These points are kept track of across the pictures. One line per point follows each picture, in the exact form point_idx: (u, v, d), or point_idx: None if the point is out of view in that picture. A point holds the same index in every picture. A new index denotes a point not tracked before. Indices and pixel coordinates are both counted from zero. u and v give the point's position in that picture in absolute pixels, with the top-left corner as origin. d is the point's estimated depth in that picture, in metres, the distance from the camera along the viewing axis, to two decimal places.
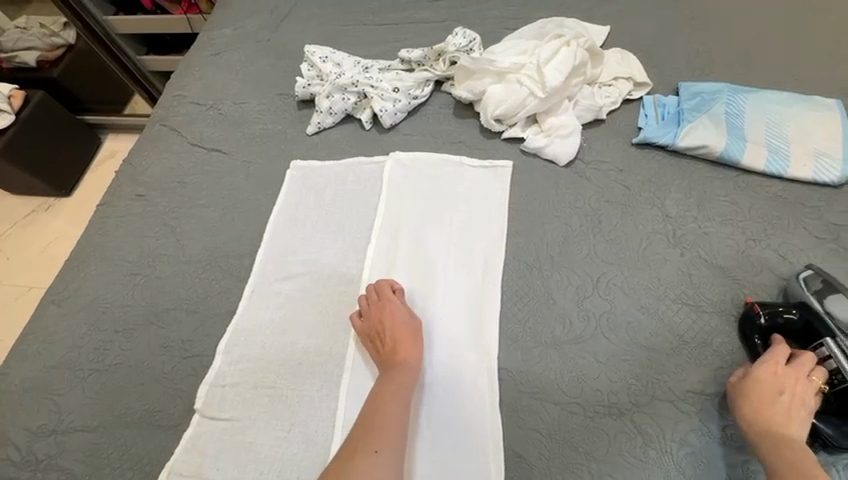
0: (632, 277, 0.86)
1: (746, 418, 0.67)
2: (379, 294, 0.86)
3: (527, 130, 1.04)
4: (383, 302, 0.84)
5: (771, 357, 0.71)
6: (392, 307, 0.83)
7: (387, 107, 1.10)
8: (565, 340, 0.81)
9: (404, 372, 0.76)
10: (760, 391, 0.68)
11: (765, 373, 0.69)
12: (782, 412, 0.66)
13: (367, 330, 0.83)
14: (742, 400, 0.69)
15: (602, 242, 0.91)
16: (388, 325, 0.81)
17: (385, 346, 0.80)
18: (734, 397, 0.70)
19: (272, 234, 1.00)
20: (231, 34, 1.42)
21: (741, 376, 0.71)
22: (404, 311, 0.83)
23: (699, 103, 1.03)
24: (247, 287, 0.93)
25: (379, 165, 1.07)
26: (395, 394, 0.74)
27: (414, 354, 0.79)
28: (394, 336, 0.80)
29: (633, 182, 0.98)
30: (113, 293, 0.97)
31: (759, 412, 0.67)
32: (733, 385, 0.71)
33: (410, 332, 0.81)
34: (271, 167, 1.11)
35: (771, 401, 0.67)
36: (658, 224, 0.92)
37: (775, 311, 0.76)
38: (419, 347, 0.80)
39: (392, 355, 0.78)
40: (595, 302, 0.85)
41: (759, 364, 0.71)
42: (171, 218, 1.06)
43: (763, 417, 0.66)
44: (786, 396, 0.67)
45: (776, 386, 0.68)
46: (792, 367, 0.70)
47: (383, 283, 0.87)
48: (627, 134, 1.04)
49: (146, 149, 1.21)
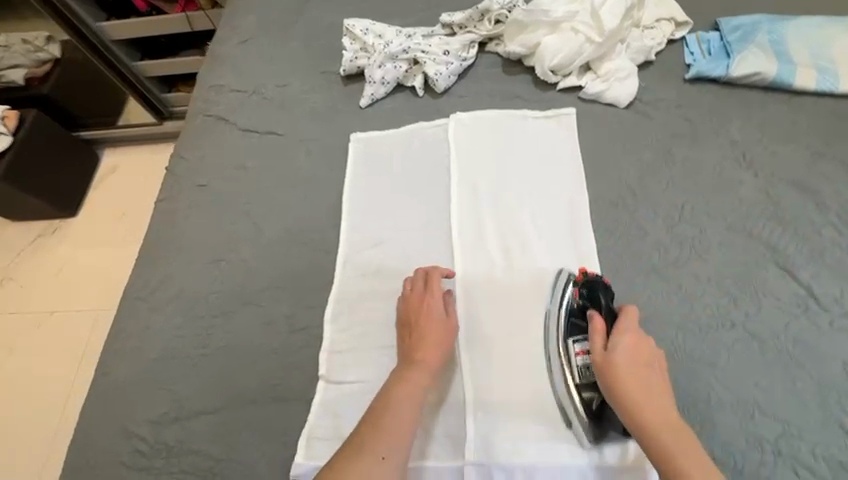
0: (714, 201, 0.90)
1: (620, 391, 0.67)
2: (421, 284, 0.84)
3: (583, 78, 1.07)
4: (424, 297, 0.83)
5: (622, 330, 0.73)
6: (432, 304, 0.82)
7: (441, 70, 1.11)
8: (664, 266, 0.85)
9: (419, 373, 0.76)
10: (629, 371, 0.69)
11: (627, 351, 0.70)
12: (641, 395, 0.68)
13: (403, 319, 0.83)
14: (613, 375, 0.69)
15: (677, 173, 0.94)
16: (419, 319, 0.80)
17: (411, 339, 0.79)
18: (599, 371, 0.70)
19: (350, 206, 1.00)
20: (255, 20, 1.40)
21: (607, 351, 0.71)
22: (439, 306, 0.82)
23: (743, 34, 1.07)
24: (338, 258, 0.94)
25: (442, 127, 1.08)
26: (404, 392, 0.74)
27: (436, 355, 0.78)
28: (422, 332, 0.79)
29: (694, 115, 1.01)
30: (200, 281, 0.96)
31: (640, 402, 0.66)
32: (598, 360, 0.71)
33: (439, 329, 0.80)
34: (331, 142, 1.11)
35: (640, 385, 0.68)
36: (727, 150, 0.96)
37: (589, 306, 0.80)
38: (443, 348, 0.79)
39: (412, 352, 0.78)
40: (683, 228, 0.88)
41: (620, 340, 0.71)
42: (241, 203, 1.05)
43: (641, 393, 0.67)
44: (652, 373, 0.69)
45: (640, 362, 0.70)
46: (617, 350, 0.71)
47: (432, 272, 0.86)
48: (678, 72, 1.07)
49: (194, 141, 1.19)
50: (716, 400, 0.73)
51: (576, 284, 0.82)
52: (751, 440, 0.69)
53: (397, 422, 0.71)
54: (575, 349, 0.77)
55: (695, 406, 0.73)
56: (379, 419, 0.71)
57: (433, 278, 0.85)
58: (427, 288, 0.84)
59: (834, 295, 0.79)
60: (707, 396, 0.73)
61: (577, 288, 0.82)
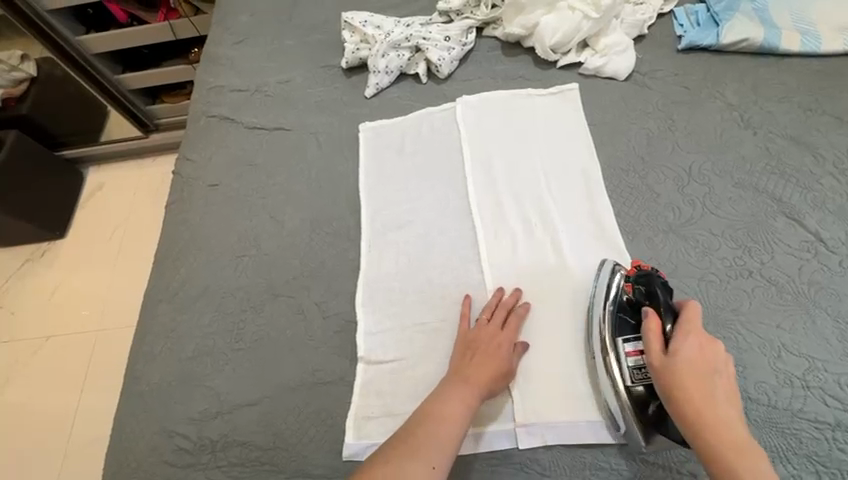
0: (719, 161, 0.94)
1: (682, 396, 0.65)
2: (497, 313, 0.81)
3: (582, 54, 1.10)
4: (500, 328, 0.80)
5: (684, 330, 0.69)
6: (502, 340, 0.79)
7: (444, 56, 1.13)
8: (680, 224, 0.88)
9: (465, 393, 0.73)
10: (693, 372, 0.66)
11: (693, 352, 0.67)
12: (707, 397, 0.65)
13: (467, 343, 0.79)
14: (674, 380, 0.66)
15: (682, 138, 0.98)
16: (483, 343, 0.78)
17: (472, 361, 0.77)
18: (657, 376, 0.68)
19: (368, 193, 1.02)
20: (248, 20, 1.40)
21: (668, 354, 0.68)
22: (508, 335, 0.79)
23: (728, 4, 1.12)
24: (363, 244, 0.95)
25: (450, 111, 1.10)
26: (454, 408, 0.71)
27: (489, 383, 0.75)
28: (482, 360, 0.77)
29: (691, 82, 1.06)
30: (224, 278, 0.95)
31: (699, 402, 0.64)
32: (658, 365, 0.68)
33: (502, 359, 0.77)
34: (341, 133, 1.12)
35: (706, 388, 0.65)
36: (725, 113, 1.01)
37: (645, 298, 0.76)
38: (494, 382, 0.76)
39: (465, 375, 0.75)
40: (694, 188, 0.92)
41: (683, 340, 0.68)
42: (257, 199, 1.05)
43: (703, 400, 0.64)
44: (715, 378, 0.66)
45: (705, 366, 0.67)
46: (685, 348, 0.68)
47: (505, 302, 0.83)
48: (670, 43, 1.12)
49: (200, 142, 1.18)
50: (744, 344, 0.76)
51: (630, 280, 0.79)
52: (780, 377, 0.73)
53: (445, 433, 0.69)
54: (627, 347, 0.74)
55: (724, 352, 0.76)
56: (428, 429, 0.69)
57: (508, 301, 0.83)
58: (507, 318, 0.81)
59: (841, 238, 0.83)
60: (735, 341, 0.77)
61: (629, 284, 0.79)
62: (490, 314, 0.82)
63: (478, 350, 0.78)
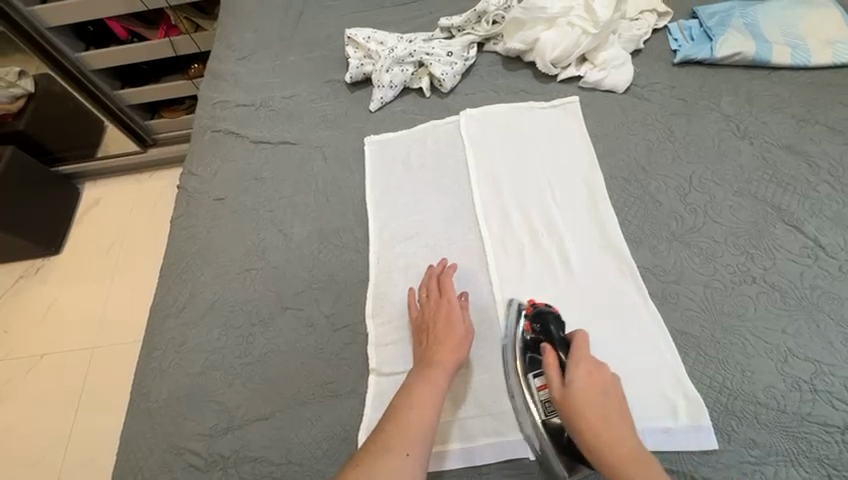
0: (718, 170, 0.97)
1: (580, 423, 0.68)
2: (436, 289, 0.86)
3: (581, 68, 1.13)
4: (439, 296, 0.85)
5: (576, 359, 0.74)
6: (448, 309, 0.83)
7: (447, 70, 1.15)
8: (683, 232, 0.90)
9: (438, 372, 0.76)
10: (584, 400, 0.70)
11: (583, 380, 0.71)
12: (599, 421, 0.68)
13: (419, 321, 0.84)
14: (574, 409, 0.70)
15: (681, 148, 1.01)
16: (436, 321, 0.81)
17: (429, 339, 0.80)
18: (561, 407, 0.72)
19: (375, 205, 1.03)
20: (252, 37, 1.42)
21: (565, 384, 0.72)
22: (456, 307, 0.83)
23: (719, 20, 1.17)
24: (371, 256, 0.96)
25: (454, 124, 1.12)
26: (424, 391, 0.73)
27: (457, 353, 0.78)
28: (440, 334, 0.80)
29: (687, 94, 1.09)
30: (231, 292, 0.95)
31: (590, 428, 0.68)
32: (560, 396, 0.72)
33: (454, 331, 0.80)
34: (346, 147, 1.13)
35: (593, 413, 0.69)
36: (722, 123, 1.04)
37: (537, 335, 0.81)
38: (460, 350, 0.79)
39: (431, 353, 0.78)
40: (695, 196, 0.94)
41: (574, 370, 0.73)
42: (265, 212, 1.05)
43: (600, 424, 0.68)
44: (609, 402, 0.70)
45: (598, 390, 0.71)
46: (577, 377, 0.72)
47: (443, 279, 0.88)
48: (666, 57, 1.16)
49: (205, 157, 1.19)
50: (752, 349, 0.78)
51: (527, 318, 0.83)
52: (787, 380, 0.74)
53: (421, 419, 0.70)
54: (536, 382, 0.78)
55: (732, 358, 0.77)
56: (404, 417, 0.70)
57: (434, 273, 0.89)
58: (439, 287, 0.86)
59: (839, 243, 0.86)
60: (742, 346, 0.78)
61: (527, 322, 0.82)
62: (426, 290, 0.87)
63: (428, 327, 0.82)
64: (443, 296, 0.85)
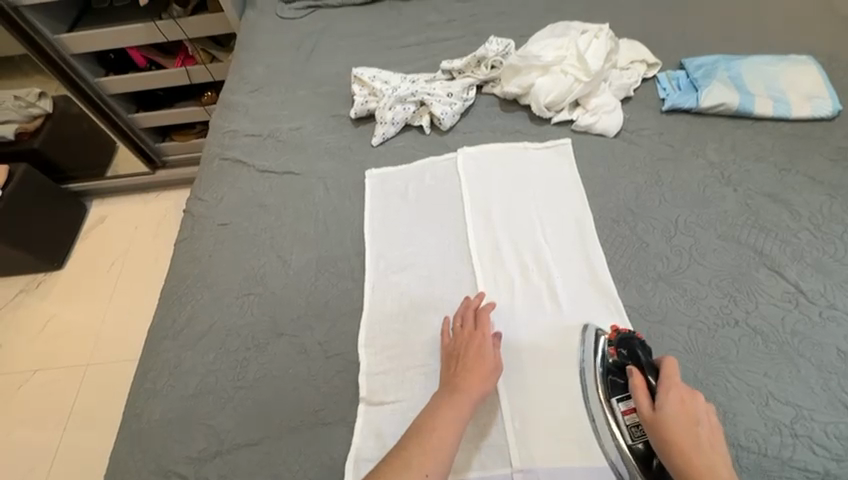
0: (703, 214, 1.01)
1: (673, 448, 0.67)
2: (472, 319, 0.87)
3: (573, 112, 1.19)
4: (474, 329, 0.85)
5: (669, 383, 0.73)
6: (481, 341, 0.83)
7: (447, 110, 1.22)
8: (668, 273, 0.93)
9: (465, 400, 0.77)
10: (680, 426, 0.68)
11: (675, 405, 0.70)
12: (696, 448, 0.67)
13: (451, 350, 0.84)
14: (664, 434, 0.68)
15: (668, 191, 1.05)
16: (468, 351, 0.82)
17: (458, 368, 0.81)
18: (650, 431, 0.70)
19: (373, 235, 1.06)
20: (264, 71, 1.50)
21: (655, 409, 0.71)
22: (489, 340, 0.84)
23: (705, 72, 1.24)
24: (366, 286, 0.99)
25: (451, 161, 1.17)
26: (449, 416, 0.75)
27: (484, 386, 0.79)
28: (471, 364, 0.81)
29: (674, 141, 1.14)
30: (229, 316, 0.98)
31: (686, 454, 0.66)
32: (648, 421, 0.71)
33: (485, 363, 0.81)
34: (347, 178, 1.18)
35: (690, 439, 0.67)
36: (707, 170, 1.08)
37: (625, 357, 0.80)
38: (487, 384, 0.80)
39: (458, 381, 0.79)
40: (681, 239, 0.98)
41: (666, 396, 0.72)
42: (266, 238, 1.09)
43: (695, 450, 0.66)
44: (702, 428, 0.69)
45: (690, 416, 0.70)
46: (671, 401, 0.71)
47: (480, 310, 0.88)
48: (655, 105, 1.22)
49: (212, 183, 1.24)
50: (734, 392, 0.79)
51: (612, 344, 0.82)
52: (768, 424, 0.76)
53: (442, 443, 0.72)
54: (621, 407, 0.77)
55: (716, 400, 0.79)
56: (426, 440, 0.72)
57: (473, 305, 0.90)
58: (479, 319, 0.87)
59: (820, 290, 0.88)
60: (725, 388, 0.80)
61: (612, 347, 0.82)
62: (461, 319, 0.88)
63: (461, 354, 0.83)
64: (479, 328, 0.85)
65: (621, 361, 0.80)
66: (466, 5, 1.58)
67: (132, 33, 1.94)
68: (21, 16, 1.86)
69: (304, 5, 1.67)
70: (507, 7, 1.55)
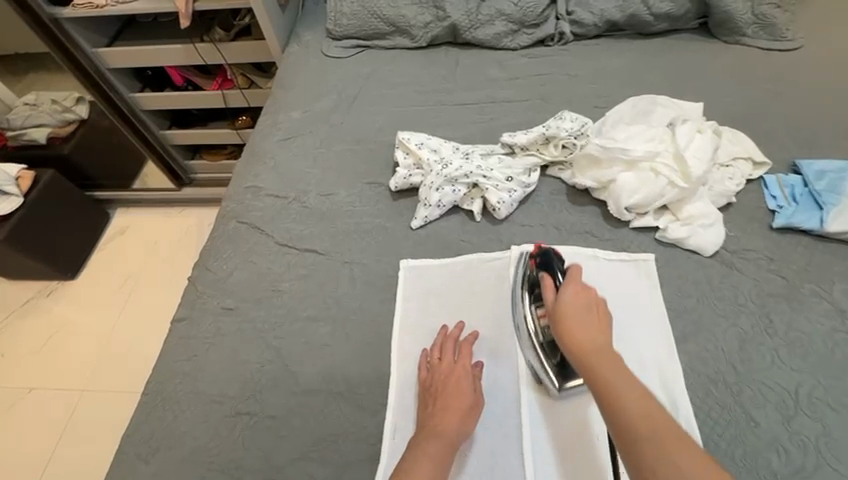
0: (832, 387, 0.77)
1: (565, 332, 0.65)
2: (451, 350, 0.83)
3: (661, 219, 0.97)
4: (454, 362, 0.82)
5: (569, 278, 0.72)
6: (460, 374, 0.79)
7: (504, 198, 1.02)
8: (787, 475, 0.70)
9: (439, 443, 0.70)
10: (576, 317, 0.66)
11: (569, 296, 0.69)
12: (593, 334, 0.64)
13: (428, 385, 0.81)
14: (558, 318, 0.67)
15: (783, 346, 0.82)
16: (447, 385, 0.78)
17: (437, 405, 0.76)
18: (551, 320, 0.69)
19: (401, 354, 0.87)
20: (300, 117, 1.34)
21: (556, 297, 0.70)
22: (467, 373, 0.80)
23: (830, 182, 0.99)
24: (386, 428, 0.79)
25: (503, 261, 0.96)
26: (424, 463, 0.68)
27: (461, 427, 0.74)
28: (447, 400, 0.76)
29: (789, 271, 0.91)
30: (216, 441, 0.81)
31: (577, 346, 0.64)
32: (550, 309, 0.70)
33: (463, 400, 0.76)
34: (378, 268, 1.00)
35: (586, 327, 0.65)
36: (835, 319, 0.84)
37: (544, 257, 0.85)
38: (464, 425, 0.74)
39: (435, 421, 0.74)
40: (803, 422, 0.74)
41: (565, 287, 0.71)
42: (274, 337, 0.91)
43: (585, 337, 0.64)
44: (594, 315, 0.67)
45: (584, 303, 0.68)
46: (569, 286, 0.71)
47: (459, 343, 0.85)
48: (763, 218, 0.99)
49: (224, 250, 1.08)
50: None
51: (532, 256, 0.87)
52: None
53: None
54: (537, 312, 0.84)
55: None
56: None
57: (453, 336, 0.86)
58: (459, 350, 0.83)
59: None
60: None
61: (532, 261, 0.87)
62: (440, 353, 0.84)
63: (436, 388, 0.79)
64: (457, 360, 0.82)
65: (541, 268, 0.84)
66: (533, 61, 1.39)
67: (172, 53, 1.84)
68: (59, 26, 1.78)
69: (352, 43, 1.52)
70: (581, 69, 1.35)
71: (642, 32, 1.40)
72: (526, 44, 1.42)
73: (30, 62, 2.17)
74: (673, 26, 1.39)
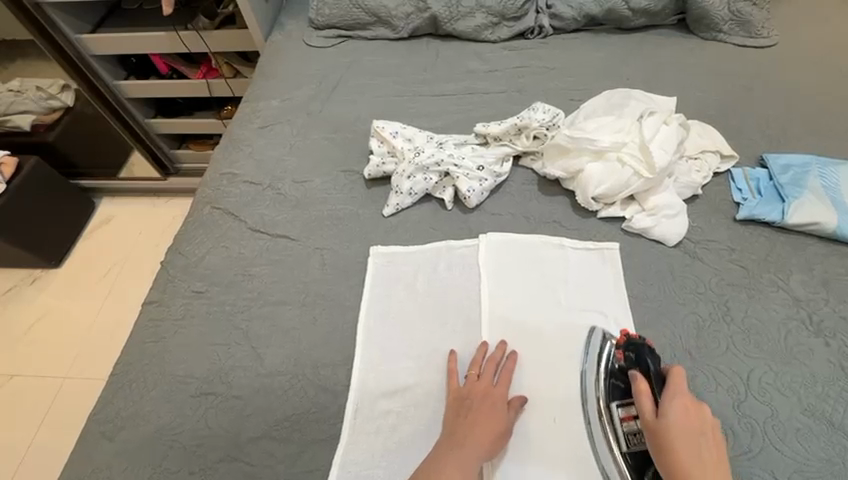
0: (783, 373, 0.79)
1: (673, 457, 0.63)
2: (491, 371, 0.80)
3: (627, 209, 0.99)
4: (492, 385, 0.78)
5: (672, 388, 0.70)
6: (494, 400, 0.76)
7: (475, 187, 1.03)
8: (733, 456, 0.72)
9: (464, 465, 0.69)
10: (683, 439, 0.65)
11: (679, 413, 0.67)
12: (705, 467, 0.62)
13: (461, 400, 0.77)
14: (663, 440, 0.65)
15: (738, 333, 0.84)
16: (480, 407, 0.75)
17: (465, 423, 0.74)
18: (650, 436, 0.67)
19: (366, 338, 0.88)
20: (279, 106, 1.34)
21: (658, 415, 0.68)
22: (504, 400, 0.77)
23: (794, 175, 1.01)
24: (347, 408, 0.80)
25: (472, 249, 0.98)
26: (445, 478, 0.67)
27: (488, 448, 0.72)
28: (479, 418, 0.74)
29: (749, 261, 0.93)
30: (177, 421, 0.82)
31: (689, 473, 0.62)
32: (648, 425, 0.68)
33: (494, 425, 0.74)
34: (348, 254, 1.01)
35: (695, 455, 0.63)
36: (790, 309, 0.86)
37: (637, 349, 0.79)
38: (492, 449, 0.72)
39: (461, 437, 0.72)
40: (753, 406, 0.77)
41: (670, 403, 0.68)
42: (242, 320, 0.92)
43: (692, 463, 0.63)
44: (705, 439, 0.65)
45: (695, 427, 0.66)
46: (678, 398, 0.69)
47: (497, 359, 0.81)
48: (727, 210, 1.00)
49: (198, 236, 1.08)
50: None
51: (620, 346, 0.80)
52: None
53: None
54: (620, 413, 0.75)
55: None
56: None
57: (495, 355, 0.82)
58: (498, 373, 0.80)
59: None
60: None
61: (620, 351, 0.80)
62: (478, 369, 0.80)
63: (470, 403, 0.76)
64: (496, 384, 0.78)
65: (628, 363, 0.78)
66: (513, 54, 1.40)
67: (155, 40, 1.83)
68: (41, 12, 1.77)
69: (335, 34, 1.52)
70: (559, 62, 1.36)
71: (620, 27, 1.42)
72: (507, 36, 1.43)
73: (12, 48, 2.09)
74: (651, 22, 1.40)
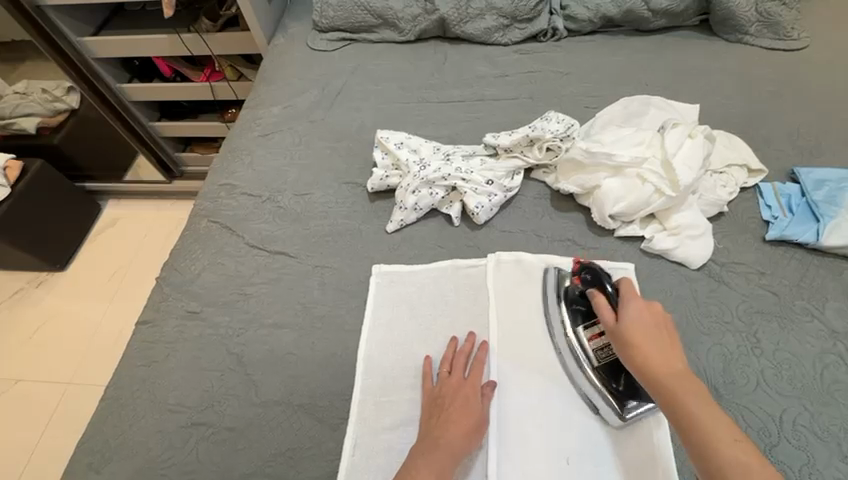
0: (819, 414, 0.73)
1: (637, 354, 0.62)
2: (461, 365, 0.78)
3: (647, 228, 0.93)
4: (464, 378, 0.77)
5: (627, 295, 0.68)
6: (469, 393, 0.74)
7: (483, 202, 0.97)
8: None
9: (441, 461, 0.67)
10: (641, 334, 0.63)
11: (635, 312, 0.65)
12: (666, 355, 0.61)
13: (435, 398, 0.75)
14: (626, 341, 0.64)
15: (769, 368, 0.77)
16: (452, 401, 0.74)
17: (440, 418, 0.72)
18: (613, 341, 0.66)
19: (367, 366, 0.83)
20: (280, 112, 1.30)
21: (617, 319, 0.66)
22: (479, 392, 0.75)
23: (830, 192, 0.93)
24: (346, 443, 0.76)
25: (480, 269, 0.92)
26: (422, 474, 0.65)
27: (464, 444, 0.69)
28: (453, 415, 0.72)
29: (780, 287, 0.86)
30: (168, 454, 0.78)
31: (650, 369, 0.60)
32: (612, 331, 0.66)
33: (469, 417, 0.72)
34: (349, 273, 0.96)
35: (653, 348, 0.62)
36: (826, 341, 0.79)
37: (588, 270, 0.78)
38: (470, 440, 0.70)
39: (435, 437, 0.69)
40: (786, 451, 0.70)
41: (627, 306, 0.67)
42: (237, 344, 0.88)
43: (653, 353, 0.61)
44: (662, 334, 0.64)
45: (651, 323, 0.64)
46: (633, 303, 0.67)
47: (466, 353, 0.80)
48: (755, 229, 0.93)
49: (194, 251, 1.04)
50: None
51: (575, 273, 0.80)
52: None
53: None
54: (587, 334, 0.79)
55: None
56: None
57: (463, 349, 0.80)
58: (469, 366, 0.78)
59: None
60: None
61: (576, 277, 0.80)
62: (449, 366, 0.78)
63: (444, 399, 0.75)
64: (468, 378, 0.77)
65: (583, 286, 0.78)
66: (524, 58, 1.33)
67: (157, 43, 1.79)
68: (43, 15, 1.73)
69: (339, 36, 1.47)
70: (573, 67, 1.29)
71: (639, 29, 1.34)
72: (518, 39, 1.36)
73: (14, 50, 2.04)
74: (672, 23, 1.32)
